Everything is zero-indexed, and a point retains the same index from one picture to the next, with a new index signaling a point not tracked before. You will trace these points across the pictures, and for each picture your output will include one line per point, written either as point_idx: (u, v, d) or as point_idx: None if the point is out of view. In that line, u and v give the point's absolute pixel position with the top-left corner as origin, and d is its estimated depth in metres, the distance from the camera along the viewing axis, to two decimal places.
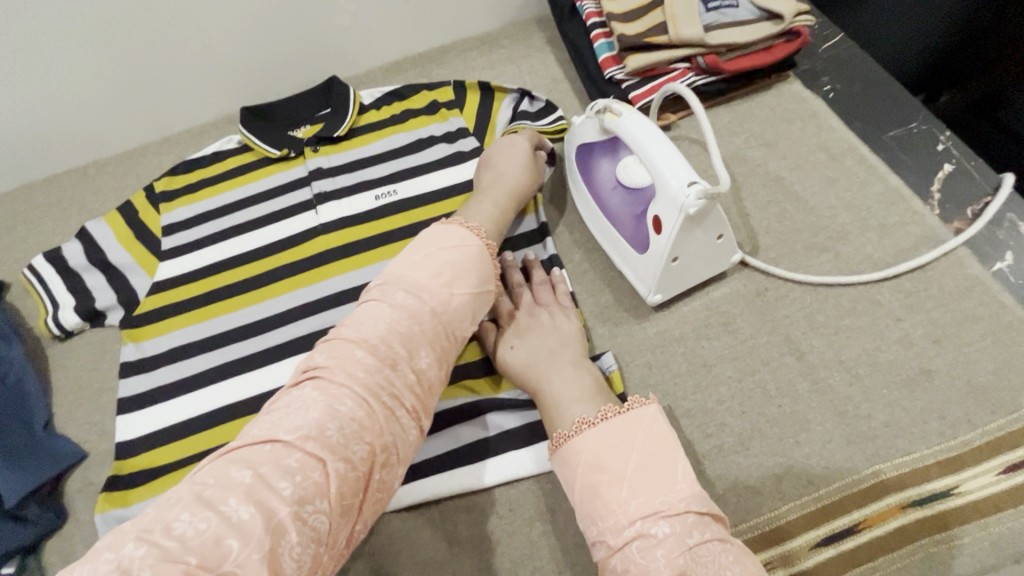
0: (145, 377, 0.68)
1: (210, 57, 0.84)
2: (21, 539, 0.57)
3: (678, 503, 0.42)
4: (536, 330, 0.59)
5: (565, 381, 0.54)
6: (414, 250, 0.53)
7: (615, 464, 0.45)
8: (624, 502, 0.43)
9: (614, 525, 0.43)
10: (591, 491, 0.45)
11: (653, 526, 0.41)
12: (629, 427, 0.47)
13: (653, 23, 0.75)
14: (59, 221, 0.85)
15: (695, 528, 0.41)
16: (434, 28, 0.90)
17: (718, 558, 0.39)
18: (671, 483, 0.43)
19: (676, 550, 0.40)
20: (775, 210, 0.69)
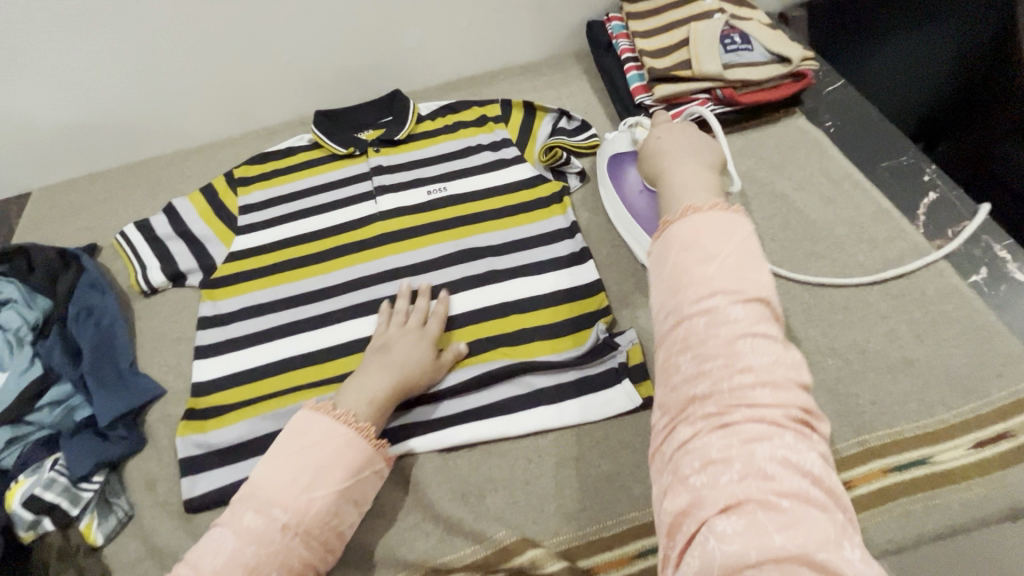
0: (220, 330, 0.78)
1: (293, 65, 0.97)
2: (109, 454, 0.65)
3: (753, 295, 0.46)
4: (678, 151, 0.64)
5: (693, 168, 0.61)
6: (276, 452, 0.54)
7: (710, 245, 0.49)
8: (706, 280, 0.47)
9: (691, 297, 0.47)
10: (678, 269, 0.49)
11: (726, 304, 0.45)
12: (725, 224, 0.51)
13: (679, 60, 0.88)
14: (148, 197, 0.97)
15: (761, 320, 0.45)
16: (485, 55, 1.04)
17: (773, 353, 0.43)
18: (751, 282, 0.47)
19: (740, 331, 0.44)
20: (780, 221, 0.79)
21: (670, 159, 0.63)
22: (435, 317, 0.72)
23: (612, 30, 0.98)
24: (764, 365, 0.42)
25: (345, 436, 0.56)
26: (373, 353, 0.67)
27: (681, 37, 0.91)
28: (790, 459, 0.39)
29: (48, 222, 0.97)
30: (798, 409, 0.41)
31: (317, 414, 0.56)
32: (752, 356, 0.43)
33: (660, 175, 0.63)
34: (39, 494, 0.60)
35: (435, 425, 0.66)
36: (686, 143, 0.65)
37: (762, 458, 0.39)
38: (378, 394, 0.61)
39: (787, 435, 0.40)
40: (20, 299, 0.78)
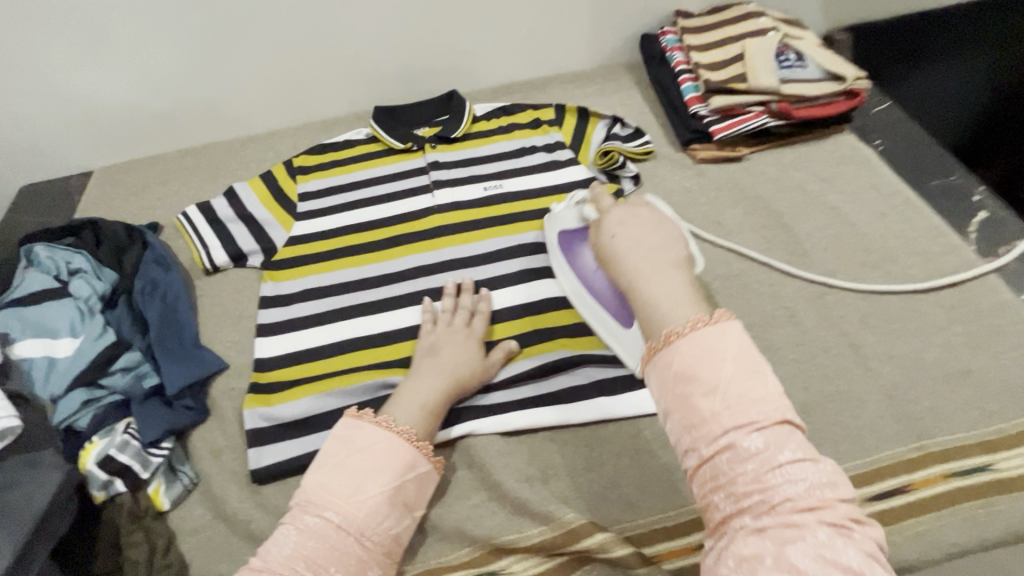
0: (282, 310, 0.79)
1: (356, 60, 1.00)
2: (176, 422, 0.66)
3: (772, 417, 0.45)
4: (646, 249, 0.55)
5: (658, 280, 0.53)
6: (329, 457, 0.56)
7: (708, 375, 0.47)
8: (716, 411, 0.45)
9: (707, 434, 0.45)
10: (681, 401, 0.47)
11: (746, 438, 0.44)
12: (722, 338, 0.48)
13: (735, 74, 0.91)
14: (208, 181, 1.00)
15: (786, 444, 0.44)
16: (541, 61, 1.07)
17: (807, 476, 0.42)
18: (763, 401, 0.46)
19: (764, 467, 0.43)
20: (833, 231, 0.81)
21: (634, 272, 0.54)
22: (479, 315, 0.75)
23: (667, 43, 1.01)
24: (797, 487, 0.42)
25: (389, 439, 0.57)
26: (422, 358, 0.69)
27: (736, 52, 0.93)
28: (827, 556, 0.39)
29: (110, 200, 1.00)
30: (841, 516, 0.41)
31: (361, 420, 0.59)
32: (786, 484, 0.42)
33: (629, 290, 0.54)
34: (114, 455, 0.61)
35: (497, 409, 0.68)
36: (651, 241, 0.56)
37: (798, 557, 0.39)
38: (427, 403, 0.64)
39: (819, 530, 0.40)
40: (88, 270, 0.79)
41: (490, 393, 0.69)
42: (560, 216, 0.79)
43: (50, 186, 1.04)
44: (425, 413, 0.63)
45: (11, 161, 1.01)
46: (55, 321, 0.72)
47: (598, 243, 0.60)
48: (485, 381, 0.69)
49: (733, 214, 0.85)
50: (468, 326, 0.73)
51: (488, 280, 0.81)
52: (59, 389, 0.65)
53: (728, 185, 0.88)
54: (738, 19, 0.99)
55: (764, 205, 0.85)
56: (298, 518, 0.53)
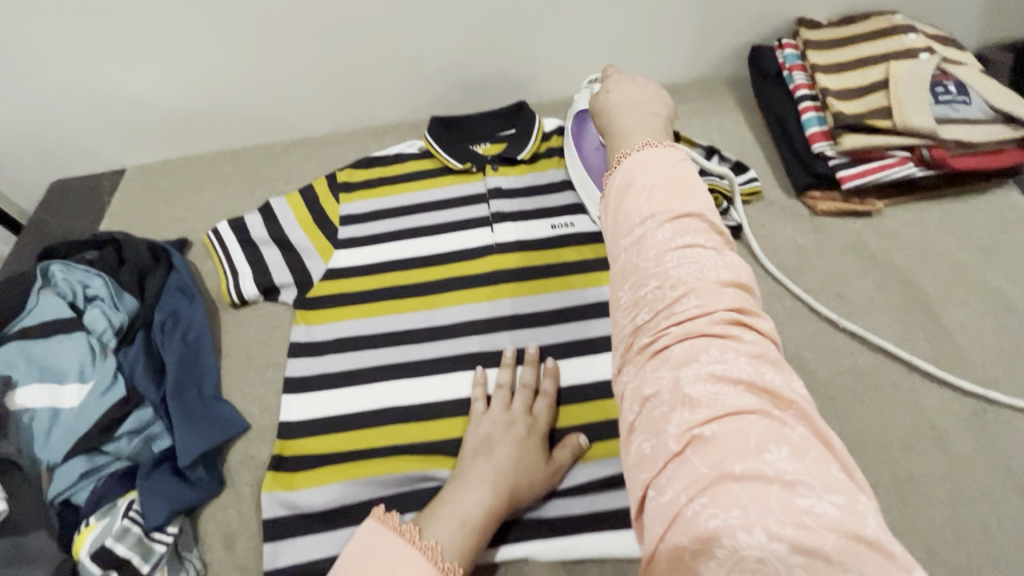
0: (313, 362, 0.69)
1: (415, 63, 0.87)
2: (187, 500, 0.57)
3: (687, 211, 0.44)
4: (631, 102, 0.57)
5: (637, 120, 0.55)
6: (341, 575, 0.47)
7: (641, 178, 0.47)
8: (640, 209, 0.45)
9: (627, 228, 0.45)
10: (616, 209, 0.47)
11: (659, 231, 0.43)
12: (660, 155, 0.48)
13: (876, 106, 0.73)
14: (245, 191, 0.90)
15: (690, 233, 0.43)
16: (627, 72, 0.91)
17: (704, 260, 0.41)
18: (683, 199, 0.45)
19: (666, 252, 0.42)
20: (994, 322, 0.64)
21: (614, 117, 0.57)
22: (543, 399, 0.62)
23: (785, 59, 0.83)
24: (690, 271, 0.41)
25: (412, 556, 0.47)
26: (473, 450, 0.57)
27: (876, 77, 0.76)
28: (718, 373, 0.36)
29: (139, 205, 0.91)
30: (728, 307, 0.39)
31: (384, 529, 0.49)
32: (683, 273, 0.41)
33: (604, 131, 0.57)
34: (111, 546, 0.53)
35: (557, 526, 0.57)
36: (634, 98, 0.58)
37: (690, 381, 0.36)
38: (470, 516, 0.52)
39: (713, 346, 0.38)
40: (105, 297, 0.70)
41: (550, 503, 0.58)
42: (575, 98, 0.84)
43: (82, 184, 0.97)
44: (468, 529, 0.51)
45: (41, 154, 0.94)
46: (63, 363, 0.63)
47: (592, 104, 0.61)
48: (544, 488, 0.57)
49: (860, 287, 0.69)
50: (530, 413, 0.61)
51: (551, 346, 0.68)
52: (57, 456, 0.57)
53: (855, 248, 0.72)
54: (880, 32, 0.80)
55: (901, 280, 0.68)
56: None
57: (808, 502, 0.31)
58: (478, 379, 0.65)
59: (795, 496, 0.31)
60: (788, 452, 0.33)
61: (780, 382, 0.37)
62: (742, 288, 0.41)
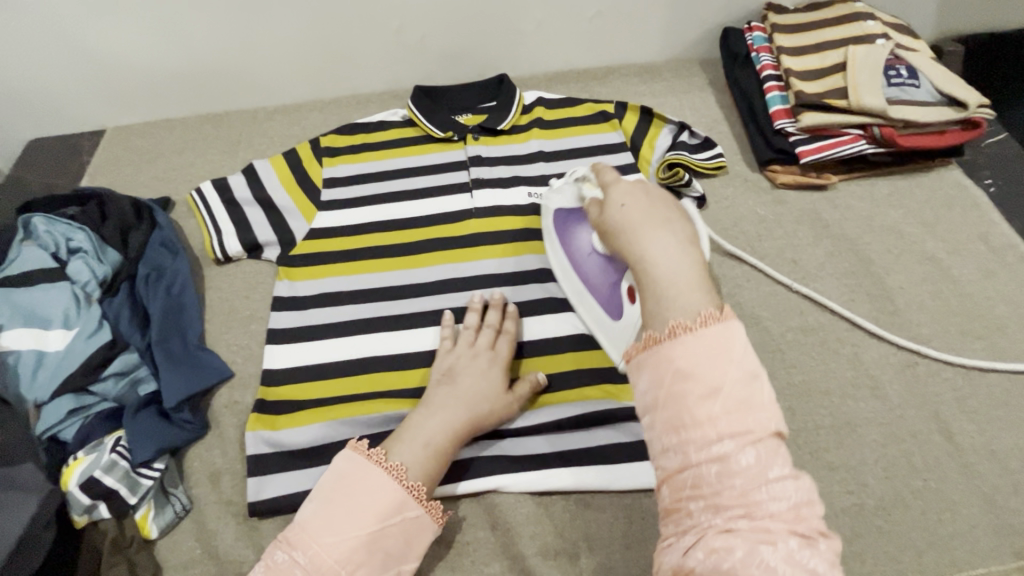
0: (295, 315, 0.71)
1: (400, 33, 0.89)
2: (172, 439, 0.60)
3: (764, 426, 0.37)
4: (647, 217, 0.47)
5: (663, 238, 0.44)
6: (317, 490, 0.50)
7: (710, 375, 0.38)
8: (714, 418, 0.37)
9: (699, 439, 0.37)
10: (672, 399, 0.38)
11: (739, 453, 0.36)
12: (718, 335, 0.39)
13: (833, 87, 0.78)
14: (228, 155, 0.91)
15: (775, 459, 0.36)
16: (605, 49, 0.95)
17: (781, 477, 0.35)
18: (757, 408, 0.37)
19: (755, 483, 0.35)
20: (930, 287, 0.70)
21: (631, 237, 0.46)
22: (505, 337, 0.65)
23: (753, 41, 0.87)
24: (778, 504, 0.35)
25: (378, 477, 0.51)
26: (438, 382, 0.61)
27: (835, 60, 0.80)
28: (804, 572, 0.33)
29: (121, 166, 0.91)
30: (809, 525, 0.35)
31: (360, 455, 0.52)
32: (770, 500, 0.34)
33: (628, 252, 0.46)
34: (99, 478, 0.55)
35: (528, 463, 0.60)
36: (654, 211, 0.47)
37: (768, 553, 0.33)
38: (433, 440, 0.55)
39: (790, 539, 0.34)
40: (89, 250, 0.71)
41: (520, 440, 0.61)
42: (555, 193, 0.74)
43: (60, 143, 0.96)
44: (431, 452, 0.55)
45: (18, 112, 0.93)
46: (48, 309, 0.65)
47: (604, 215, 0.50)
48: (505, 417, 0.60)
49: (813, 253, 0.74)
50: (493, 350, 0.64)
51: (526, 304, 0.72)
52: (44, 395, 0.59)
53: (811, 219, 0.77)
54: (841, 18, 0.85)
55: (851, 248, 0.74)
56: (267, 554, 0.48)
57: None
58: (446, 319, 0.67)
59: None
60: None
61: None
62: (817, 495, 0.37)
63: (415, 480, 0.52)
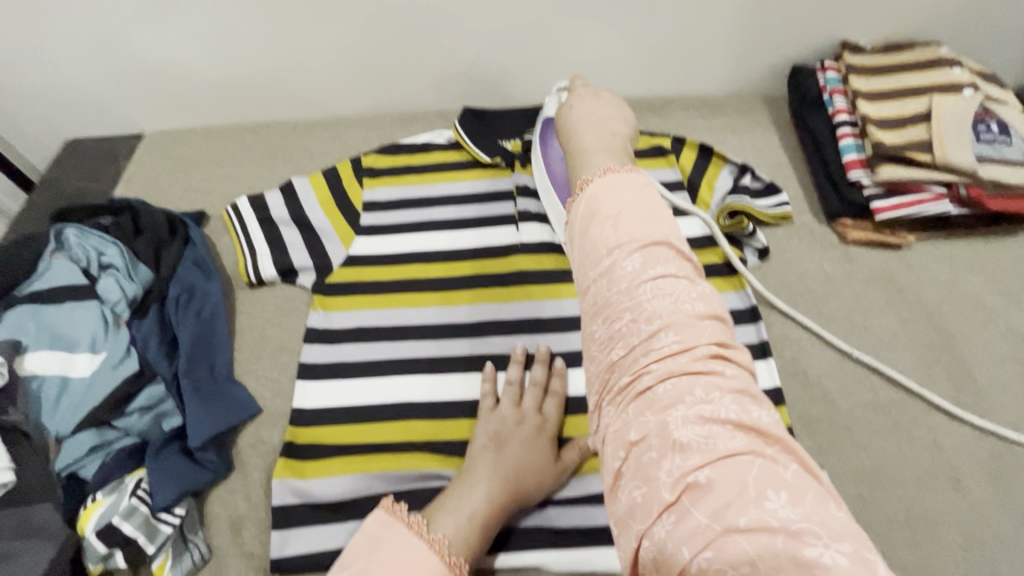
0: (329, 350, 0.68)
1: (452, 53, 0.86)
2: (195, 483, 0.56)
3: (654, 239, 0.43)
4: (593, 117, 0.57)
5: (589, 131, 0.56)
6: (348, 563, 0.48)
7: (608, 205, 0.45)
8: (605, 239, 0.44)
9: (593, 262, 0.44)
10: (583, 237, 0.45)
11: (627, 260, 0.42)
12: (621, 180, 0.47)
13: (915, 139, 0.73)
14: (265, 168, 0.88)
15: (660, 263, 0.42)
16: (665, 81, 0.90)
17: (676, 292, 0.41)
18: (648, 225, 0.44)
19: (634, 282, 0.41)
20: (1016, 368, 0.64)
21: (572, 133, 0.57)
22: (553, 399, 0.62)
23: (827, 81, 0.82)
24: (666, 302, 0.40)
25: (418, 549, 0.48)
26: (481, 446, 0.57)
27: (917, 109, 0.75)
28: (705, 415, 0.35)
29: (157, 173, 0.89)
30: (708, 341, 0.39)
31: (394, 521, 0.50)
32: (654, 300, 0.40)
33: (566, 145, 0.57)
34: (117, 525, 0.52)
35: (569, 536, 0.56)
36: (594, 111, 0.58)
37: (679, 424, 0.35)
38: (478, 512, 0.52)
39: (696, 383, 0.37)
40: (120, 267, 0.69)
41: (562, 510, 0.57)
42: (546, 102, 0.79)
43: (99, 145, 0.94)
44: (475, 525, 0.51)
45: (60, 112, 0.91)
46: (75, 332, 0.62)
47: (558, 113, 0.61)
48: (550, 487, 0.57)
49: (885, 320, 0.68)
50: (539, 412, 0.61)
51: (572, 354, 0.67)
52: (66, 428, 0.56)
53: (882, 281, 0.71)
54: (924, 63, 0.79)
55: (927, 317, 0.68)
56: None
57: (816, 550, 0.29)
58: (487, 372, 0.64)
59: (805, 548, 0.29)
60: (787, 498, 0.32)
61: (764, 416, 0.36)
62: (719, 319, 0.41)
63: (458, 557, 0.49)
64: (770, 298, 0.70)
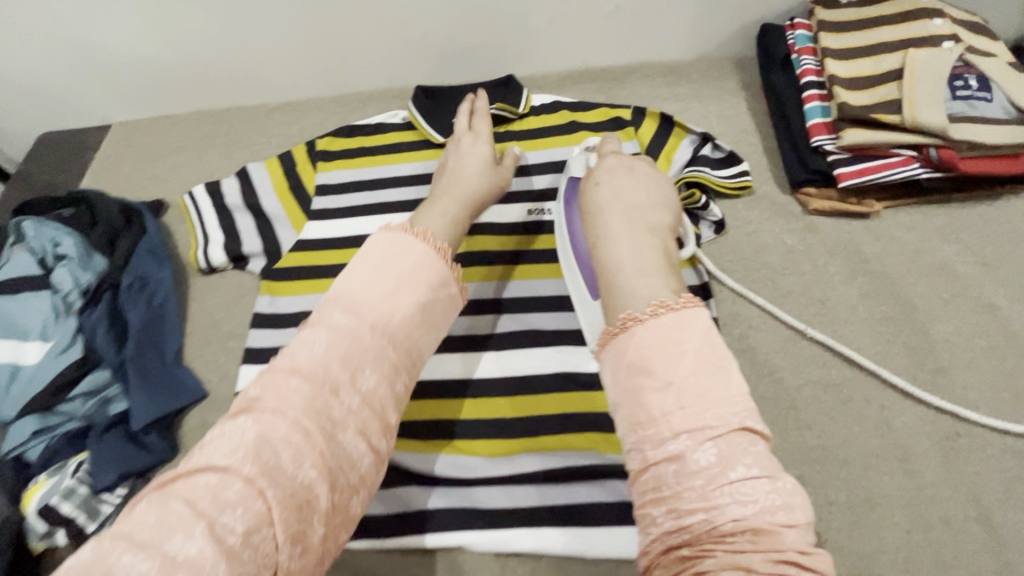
0: (273, 334, 0.68)
1: (402, 31, 0.83)
2: (139, 462, 0.58)
3: (728, 422, 0.38)
4: (626, 196, 0.53)
5: (625, 239, 0.49)
6: (352, 267, 0.47)
7: (663, 369, 0.40)
8: (667, 414, 0.39)
9: (655, 435, 0.39)
10: (634, 396, 0.41)
11: (695, 449, 0.37)
12: (683, 323, 0.41)
13: (885, 99, 0.68)
14: (224, 155, 0.89)
15: (739, 457, 0.37)
16: (626, 48, 0.86)
17: (758, 493, 0.36)
18: (716, 400, 0.39)
19: (712, 481, 0.36)
20: (983, 342, 0.60)
21: (601, 219, 0.52)
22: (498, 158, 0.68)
23: (795, 41, 0.77)
24: (748, 508, 0.35)
25: (420, 253, 0.48)
26: (437, 179, 0.65)
27: (890, 67, 0.69)
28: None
29: (123, 164, 0.90)
30: (792, 550, 0.34)
31: (393, 232, 0.49)
32: (731, 503, 0.35)
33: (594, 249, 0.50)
34: (56, 505, 0.54)
35: (495, 516, 0.56)
36: (624, 197, 0.53)
37: None
38: (452, 211, 0.58)
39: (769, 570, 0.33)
40: (75, 257, 0.70)
41: (491, 490, 0.57)
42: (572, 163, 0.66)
43: (70, 138, 0.96)
44: (448, 220, 0.56)
45: (30, 108, 0.94)
46: (27, 321, 0.64)
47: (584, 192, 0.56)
48: (496, 184, 0.65)
49: (844, 293, 0.65)
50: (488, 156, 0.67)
51: (513, 335, 0.65)
52: (11, 412, 0.59)
53: (845, 252, 0.67)
54: (902, 15, 0.73)
55: (890, 290, 0.64)
56: (185, 482, 0.36)
57: None
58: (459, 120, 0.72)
59: None
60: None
61: None
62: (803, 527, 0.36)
63: (444, 241, 0.54)
64: (721, 276, 0.67)
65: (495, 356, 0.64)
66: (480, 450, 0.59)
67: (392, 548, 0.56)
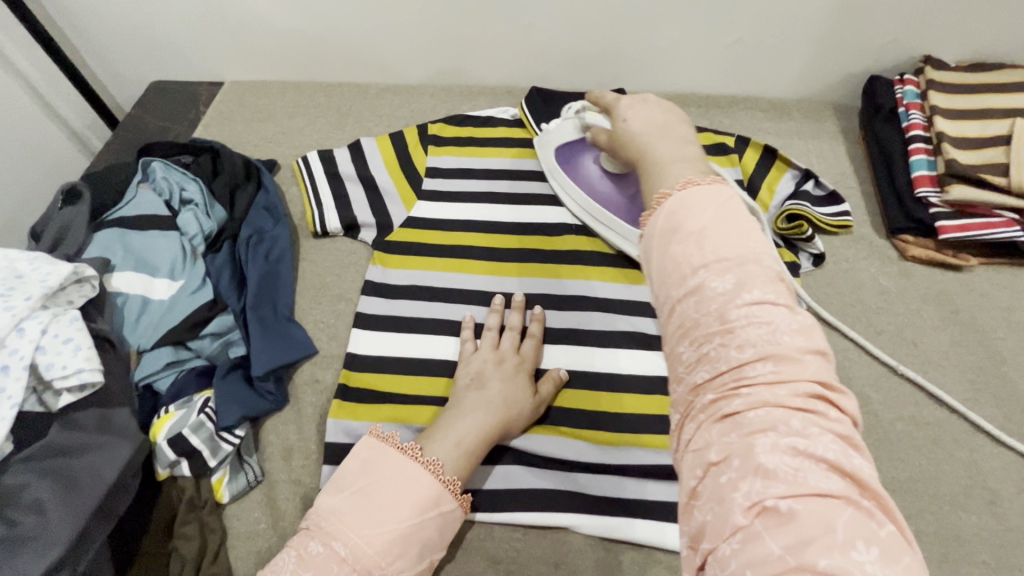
0: (385, 303, 0.71)
1: (528, 33, 0.86)
2: (254, 408, 0.61)
3: (746, 257, 0.39)
4: (655, 126, 0.51)
5: (665, 142, 0.49)
6: (350, 484, 0.51)
7: (690, 220, 0.41)
8: (690, 256, 0.40)
9: (677, 277, 0.39)
10: (663, 251, 0.41)
11: (715, 279, 0.38)
12: (710, 190, 0.42)
13: (992, 161, 0.71)
14: (336, 126, 0.92)
15: (757, 289, 0.37)
16: (735, 81, 0.90)
17: (775, 321, 0.36)
18: (736, 242, 0.39)
19: (727, 302, 0.37)
20: None
21: (639, 142, 0.51)
22: (531, 340, 0.66)
23: (903, 95, 0.80)
24: (762, 328, 0.36)
25: (412, 470, 0.52)
26: (466, 384, 0.61)
27: (997, 133, 0.73)
28: (800, 448, 0.31)
29: (234, 121, 0.93)
30: (809, 381, 0.34)
31: (384, 445, 0.53)
32: (748, 326, 0.36)
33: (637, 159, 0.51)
34: (186, 436, 0.57)
35: (599, 504, 0.59)
36: (657, 118, 0.52)
37: (765, 450, 0.32)
38: (465, 440, 0.56)
39: (792, 416, 0.33)
40: (199, 203, 0.72)
41: (597, 477, 0.60)
42: (554, 131, 0.79)
43: (181, 89, 0.99)
44: (462, 451, 0.55)
45: (149, 55, 0.97)
46: (156, 257, 0.67)
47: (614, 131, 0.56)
48: (530, 417, 0.61)
49: (935, 339, 0.68)
50: (518, 353, 0.65)
51: (616, 333, 0.69)
52: (145, 341, 0.61)
53: (939, 300, 0.71)
54: (1009, 88, 0.77)
55: (981, 341, 0.68)
56: None
57: None
58: (492, 305, 0.69)
59: None
60: (880, 555, 0.28)
61: (869, 467, 0.32)
62: (821, 355, 0.36)
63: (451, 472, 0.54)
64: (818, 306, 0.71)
65: (599, 352, 0.67)
66: (589, 438, 0.62)
67: (499, 522, 0.58)
